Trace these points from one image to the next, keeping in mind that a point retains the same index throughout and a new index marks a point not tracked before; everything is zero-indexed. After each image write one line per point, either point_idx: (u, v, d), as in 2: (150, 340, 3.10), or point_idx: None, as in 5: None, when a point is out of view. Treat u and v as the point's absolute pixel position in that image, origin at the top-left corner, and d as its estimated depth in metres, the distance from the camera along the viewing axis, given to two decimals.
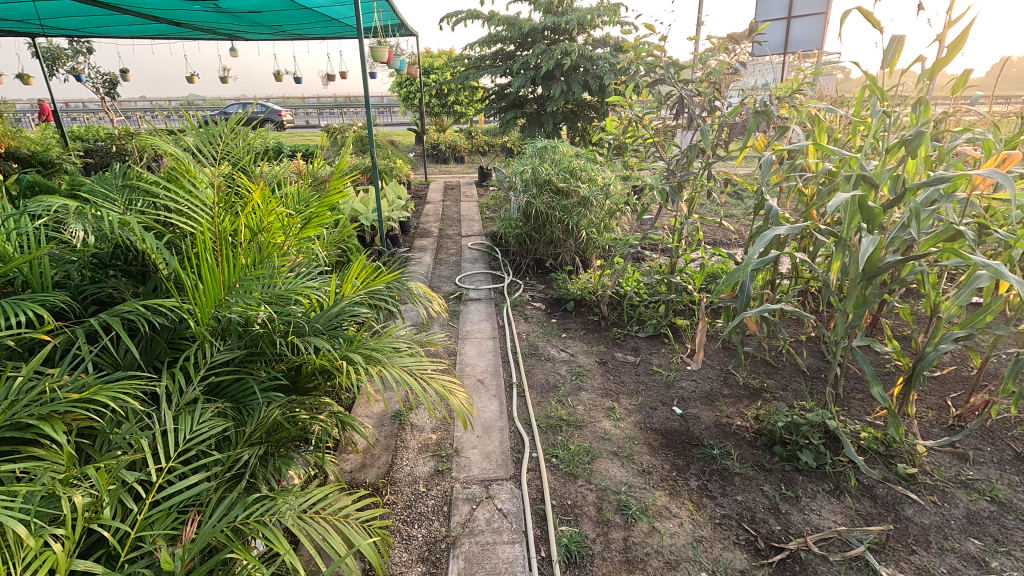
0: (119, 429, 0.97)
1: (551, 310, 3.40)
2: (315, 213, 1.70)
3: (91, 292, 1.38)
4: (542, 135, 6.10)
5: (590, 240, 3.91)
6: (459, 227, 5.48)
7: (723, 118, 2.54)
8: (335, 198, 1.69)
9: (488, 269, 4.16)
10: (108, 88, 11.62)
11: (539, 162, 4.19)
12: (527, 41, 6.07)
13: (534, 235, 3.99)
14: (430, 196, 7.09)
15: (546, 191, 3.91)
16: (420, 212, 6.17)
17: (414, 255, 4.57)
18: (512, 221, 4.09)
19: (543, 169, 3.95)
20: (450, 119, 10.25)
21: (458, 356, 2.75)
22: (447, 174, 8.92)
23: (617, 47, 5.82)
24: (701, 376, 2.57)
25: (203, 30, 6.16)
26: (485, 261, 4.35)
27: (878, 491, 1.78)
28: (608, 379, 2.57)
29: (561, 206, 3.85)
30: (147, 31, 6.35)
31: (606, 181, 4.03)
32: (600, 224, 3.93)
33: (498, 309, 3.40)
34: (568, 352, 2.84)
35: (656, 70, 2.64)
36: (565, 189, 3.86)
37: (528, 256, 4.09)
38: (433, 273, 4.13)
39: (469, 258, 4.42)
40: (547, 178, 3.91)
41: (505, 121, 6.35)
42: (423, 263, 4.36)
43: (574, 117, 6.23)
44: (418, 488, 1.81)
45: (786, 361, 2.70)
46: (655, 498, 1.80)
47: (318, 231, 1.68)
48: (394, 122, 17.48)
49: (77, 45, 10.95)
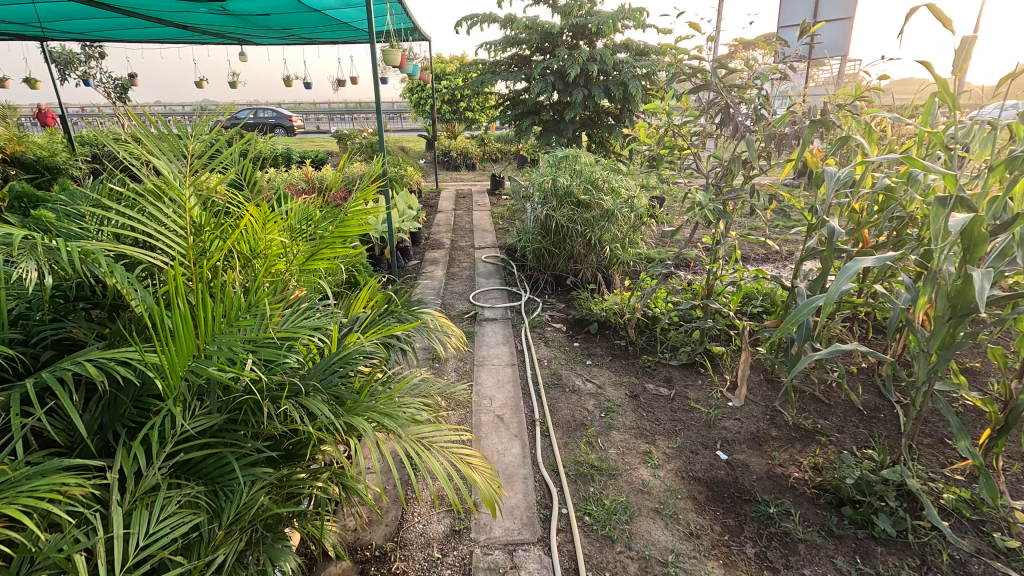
0: (46, 542, 0.74)
1: (573, 332, 3.16)
2: (320, 242, 1.49)
3: (49, 334, 1.15)
4: (560, 143, 5.88)
5: (614, 256, 3.67)
6: (472, 239, 5.26)
7: (771, 128, 2.29)
8: (345, 229, 1.48)
9: (503, 285, 3.92)
10: (120, 93, 11.68)
11: (559, 172, 3.96)
12: (545, 46, 5.87)
13: (554, 249, 3.75)
14: (441, 205, 6.90)
15: (567, 204, 3.68)
16: (431, 221, 5.96)
17: (425, 269, 4.35)
18: (530, 234, 3.86)
19: (563, 180, 3.72)
20: (461, 126, 10.10)
21: (474, 387, 2.50)
22: (458, 181, 8.75)
23: (639, 53, 5.60)
24: (745, 415, 2.30)
25: (211, 33, 6.01)
26: (500, 275, 4.11)
27: (974, 569, 1.52)
28: (641, 417, 2.32)
29: (583, 219, 3.61)
30: (157, 35, 6.24)
31: (631, 194, 3.79)
32: (625, 239, 3.69)
33: (516, 331, 3.15)
34: (595, 384, 2.59)
35: (695, 74, 2.40)
36: (587, 201, 3.63)
37: (547, 272, 3.84)
38: (445, 289, 3.90)
39: (484, 273, 4.20)
40: (568, 190, 3.68)
41: (520, 128, 6.15)
42: (435, 277, 4.14)
43: (593, 124, 6.01)
44: (432, 553, 1.57)
45: (839, 397, 2.43)
46: (708, 571, 1.54)
47: (322, 263, 1.47)
48: (404, 129, 17.44)
49: (89, 49, 11.05)
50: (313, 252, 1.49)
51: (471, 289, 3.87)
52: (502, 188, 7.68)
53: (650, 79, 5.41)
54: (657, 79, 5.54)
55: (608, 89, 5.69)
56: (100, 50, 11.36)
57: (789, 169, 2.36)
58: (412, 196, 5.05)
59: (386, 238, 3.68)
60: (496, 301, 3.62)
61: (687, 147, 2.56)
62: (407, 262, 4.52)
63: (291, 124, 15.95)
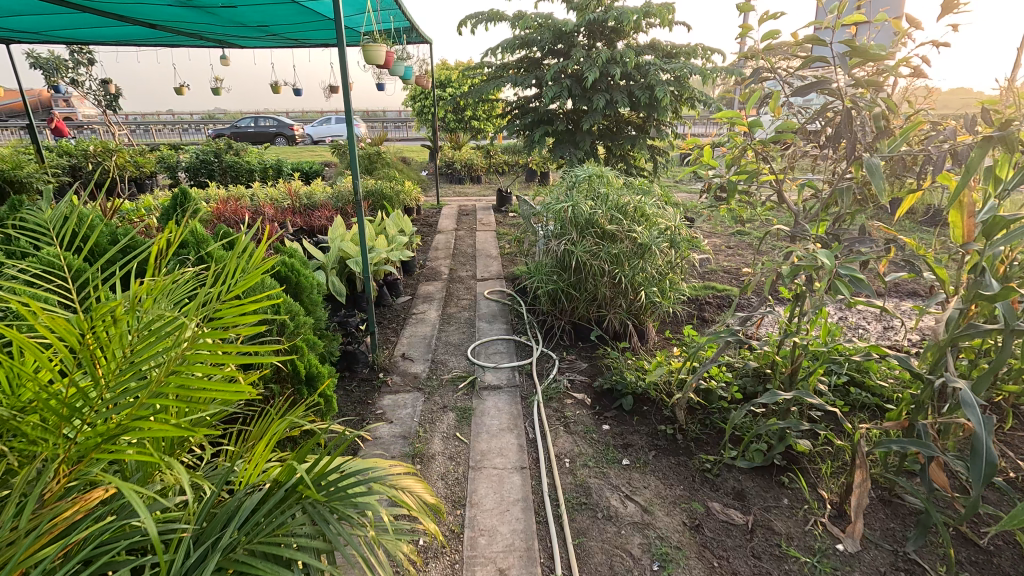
0: None
1: (600, 409, 2.43)
2: (141, 394, 0.76)
3: None
4: (575, 156, 5.18)
5: (649, 301, 2.94)
6: (474, 267, 4.55)
7: (903, 149, 1.57)
8: (188, 373, 0.76)
9: (510, 333, 3.19)
10: (110, 100, 11.24)
11: (578, 194, 3.24)
12: (558, 46, 5.18)
13: (572, 291, 3.03)
14: (441, 224, 6.22)
15: (589, 235, 2.97)
16: (428, 245, 5.28)
17: (416, 309, 3.65)
18: (543, 272, 3.13)
19: (585, 206, 2.99)
20: (466, 136, 9.47)
21: (469, 512, 1.77)
22: (461, 196, 8.08)
23: (666, 54, 4.91)
24: (869, 572, 1.54)
25: (184, 34, 5.39)
26: (507, 319, 3.39)
27: None
28: (712, 571, 1.57)
29: (610, 254, 2.90)
30: (124, 35, 5.62)
31: (669, 223, 3.06)
32: (664, 280, 2.95)
33: (526, 407, 2.42)
34: (638, 502, 1.84)
35: (789, 70, 1.67)
36: (613, 233, 2.92)
37: (564, 318, 3.11)
38: (438, 337, 3.18)
39: (487, 314, 3.48)
40: (591, 219, 2.97)
41: (530, 140, 5.46)
42: (427, 320, 3.42)
43: (612, 135, 5.30)
44: None
45: (999, 536, 1.67)
46: None
47: (142, 443, 0.75)
48: (409, 140, 16.93)
49: (78, 56, 10.65)
50: (131, 411, 0.78)
51: (471, 338, 3.15)
52: (508, 205, 7.02)
53: (680, 84, 4.70)
54: (687, 84, 4.82)
55: (630, 95, 4.98)
56: (89, 56, 10.92)
57: (906, 207, 1.65)
58: (404, 219, 4.36)
59: (363, 280, 2.92)
60: (500, 359, 2.88)
61: (768, 172, 1.82)
62: (395, 299, 3.81)
63: (291, 132, 15.46)
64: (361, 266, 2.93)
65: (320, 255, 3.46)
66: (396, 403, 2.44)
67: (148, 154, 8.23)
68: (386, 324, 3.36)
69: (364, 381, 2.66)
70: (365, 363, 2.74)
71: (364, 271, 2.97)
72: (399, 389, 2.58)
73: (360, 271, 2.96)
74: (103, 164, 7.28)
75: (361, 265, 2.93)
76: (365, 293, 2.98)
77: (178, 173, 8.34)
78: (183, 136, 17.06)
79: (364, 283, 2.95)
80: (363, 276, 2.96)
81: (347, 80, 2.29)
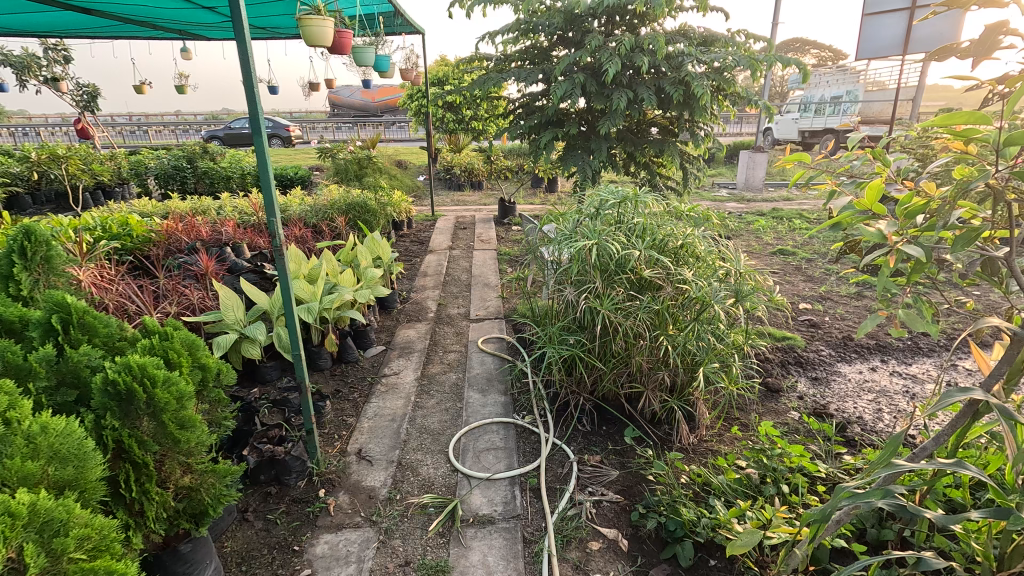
0: None
1: (643, 565, 1.59)
2: None
3: None
4: (590, 163, 4.35)
5: (703, 377, 2.11)
6: (467, 302, 3.72)
7: None
8: None
9: (507, 412, 2.36)
10: (87, 102, 10.65)
11: (601, 221, 2.41)
12: (569, 34, 4.37)
13: (596, 358, 2.19)
14: (434, 241, 5.42)
15: (619, 283, 2.15)
16: (416, 269, 4.47)
17: (388, 366, 2.82)
18: (554, 331, 2.30)
19: (614, 243, 2.15)
20: (467, 137, 8.72)
21: None
22: (461, 205, 7.27)
23: (701, 41, 4.08)
24: None
25: (127, 21, 4.61)
26: (504, 385, 2.56)
27: None
28: None
29: (651, 311, 2.06)
30: (68, 22, 4.91)
31: (731, 266, 2.22)
32: (726, 347, 2.10)
33: (530, 564, 1.58)
34: None
35: None
36: (654, 280, 2.10)
37: (583, 395, 2.27)
38: (412, 416, 2.35)
39: (480, 379, 2.64)
40: (622, 259, 2.14)
41: (536, 144, 4.65)
42: (399, 386, 2.59)
43: (635, 138, 4.48)
44: None
45: None
46: None
47: None
48: (410, 142, 16.23)
49: (53, 53, 10.02)
50: None
51: (456, 420, 2.31)
52: (511, 216, 6.22)
53: (720, 77, 3.86)
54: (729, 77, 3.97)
55: (658, 90, 4.13)
56: (64, 54, 10.23)
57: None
58: (380, 244, 3.53)
59: (295, 356, 1.96)
60: (493, 459, 2.05)
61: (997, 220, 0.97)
62: (363, 352, 2.98)
63: (286, 134, 14.75)
64: (294, 335, 1.95)
65: (262, 298, 2.66)
66: (334, 554, 1.61)
67: (117, 160, 7.51)
68: (346, 394, 2.54)
69: (296, 504, 1.83)
70: (301, 474, 1.92)
71: (300, 345, 1.97)
72: (343, 520, 1.75)
73: (292, 346, 1.97)
74: (59, 170, 6.53)
75: (293, 333, 1.96)
76: (305, 373, 1.99)
77: (148, 180, 7.60)
78: (175, 139, 16.43)
79: (298, 359, 1.98)
80: (297, 351, 1.97)
81: (249, 69, 1.56)
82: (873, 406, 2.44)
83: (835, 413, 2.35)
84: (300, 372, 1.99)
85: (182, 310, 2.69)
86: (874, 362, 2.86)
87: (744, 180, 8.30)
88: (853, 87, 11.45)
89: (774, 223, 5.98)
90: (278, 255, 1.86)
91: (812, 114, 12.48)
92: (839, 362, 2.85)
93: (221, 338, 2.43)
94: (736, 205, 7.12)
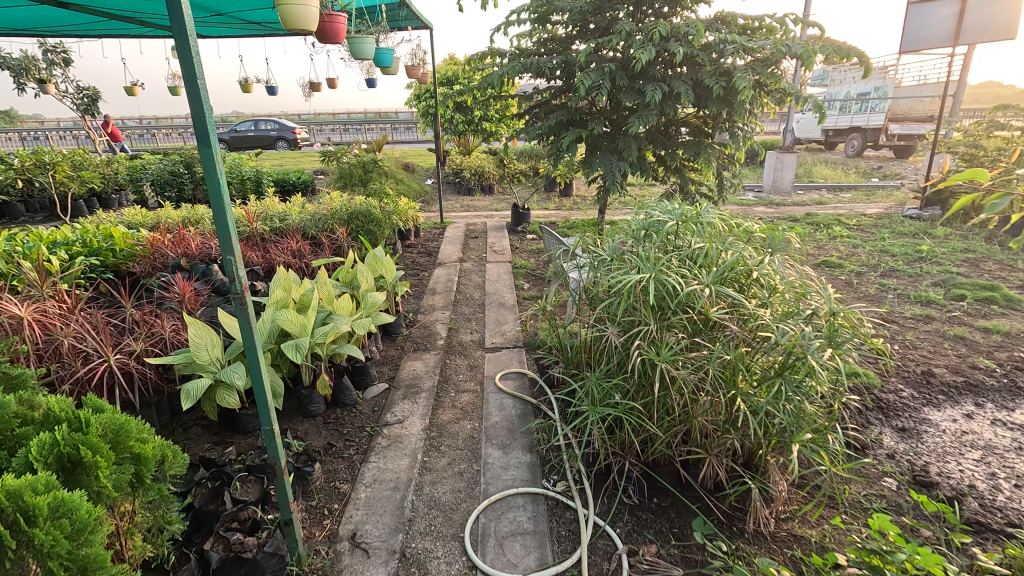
0: None
1: None
2: None
3: None
4: (616, 166, 3.92)
5: (784, 443, 1.67)
6: (481, 326, 3.31)
7: None
8: None
9: (534, 477, 1.93)
10: (88, 105, 10.38)
11: (649, 244, 1.97)
12: (591, 25, 3.94)
13: (647, 417, 1.76)
14: (444, 252, 5.02)
15: (679, 324, 1.71)
16: (424, 285, 4.07)
17: (391, 410, 2.41)
18: (594, 381, 1.87)
19: (672, 275, 1.71)
20: (477, 139, 8.34)
21: None
22: (472, 211, 6.88)
23: (739, 31, 3.66)
24: None
25: (108, 16, 4.24)
26: (529, 439, 2.13)
27: None
28: None
29: (720, 362, 1.63)
30: (49, 18, 4.55)
31: (816, 303, 1.77)
32: (815, 409, 1.66)
33: None
34: None
35: None
36: (724, 322, 1.66)
37: (630, 459, 1.84)
38: (418, 481, 1.94)
39: (499, 429, 2.22)
40: (683, 295, 1.71)
41: (555, 146, 4.23)
42: (403, 440, 2.17)
43: (665, 139, 4.05)
44: None
45: None
46: None
47: None
48: (418, 143, 15.93)
49: (51, 55, 9.75)
50: None
51: (472, 489, 1.89)
52: (526, 224, 5.80)
53: (765, 69, 3.41)
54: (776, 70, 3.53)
55: (694, 84, 3.70)
56: (63, 56, 9.95)
57: None
58: (383, 262, 3.11)
59: (267, 433, 1.41)
60: (521, 548, 1.63)
61: None
62: (363, 392, 2.57)
63: (293, 137, 14.47)
64: (264, 406, 1.40)
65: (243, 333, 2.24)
66: None
67: (113, 166, 7.19)
68: (340, 450, 2.13)
69: None
70: None
71: (273, 417, 1.42)
72: None
73: (263, 420, 1.41)
74: (48, 177, 6.19)
75: (262, 403, 1.40)
76: (280, 452, 1.45)
77: (145, 186, 7.27)
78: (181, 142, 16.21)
79: (271, 436, 1.43)
80: (270, 426, 1.42)
81: (189, 51, 1.11)
82: (983, 470, 1.98)
83: (940, 479, 1.90)
84: (274, 450, 1.45)
85: (152, 345, 2.29)
86: (968, 406, 2.40)
87: (771, 182, 7.82)
88: (881, 85, 10.70)
89: (812, 231, 5.51)
90: (238, 307, 1.29)
91: (836, 111, 11.90)
92: (926, 408, 2.38)
93: (191, 386, 2.03)
94: (766, 209, 6.67)
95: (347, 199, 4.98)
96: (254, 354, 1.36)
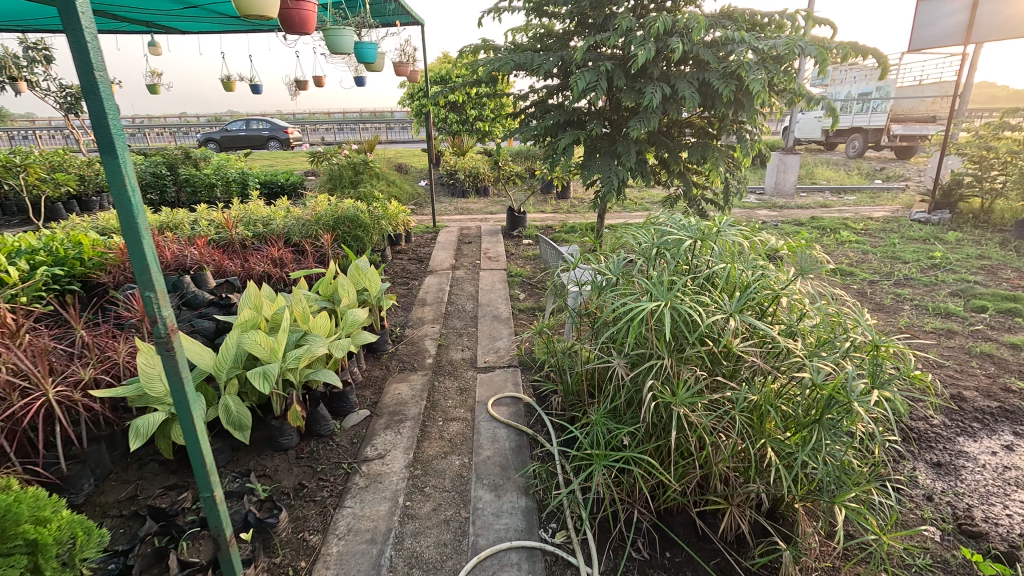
0: None
1: None
2: None
3: None
4: (617, 169, 3.70)
5: (817, 494, 1.45)
6: (474, 342, 3.08)
7: None
8: None
9: (530, 526, 1.70)
10: (71, 103, 10.07)
11: (660, 261, 1.74)
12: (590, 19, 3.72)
13: (661, 462, 1.53)
14: (436, 258, 4.79)
15: (697, 358, 1.48)
16: (414, 296, 3.84)
17: (372, 441, 2.17)
18: (599, 419, 1.64)
19: (688, 301, 1.49)
20: (472, 139, 8.11)
21: None
22: (466, 214, 6.65)
23: (747, 26, 3.44)
24: None
25: None
26: (524, 479, 1.90)
27: None
28: None
29: (745, 404, 1.41)
30: (11, 11, 4.28)
31: (851, 331, 1.55)
32: (851, 456, 1.44)
33: None
34: None
35: None
36: (749, 356, 1.43)
37: (638, 507, 1.61)
38: (398, 531, 1.70)
39: (490, 466, 1.99)
40: (702, 325, 1.48)
41: (552, 148, 4.00)
42: (383, 479, 1.94)
43: (668, 141, 3.83)
44: None
45: None
46: None
47: None
48: (413, 143, 15.67)
49: (32, 52, 9.44)
50: None
51: (460, 542, 1.66)
52: (522, 228, 5.57)
53: (777, 67, 3.20)
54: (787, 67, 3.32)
55: (700, 83, 3.49)
56: (45, 54, 9.65)
57: None
58: (367, 274, 2.88)
59: (207, 499, 1.23)
60: None
61: None
62: (341, 419, 2.34)
63: (285, 137, 14.19)
64: (200, 463, 1.21)
65: (205, 358, 2.01)
66: None
67: (92, 167, 6.90)
68: (312, 491, 1.90)
69: None
70: None
71: (213, 480, 1.24)
72: None
73: (202, 482, 1.23)
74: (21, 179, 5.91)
75: (200, 463, 1.22)
76: (224, 521, 1.27)
77: None
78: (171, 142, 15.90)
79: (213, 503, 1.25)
80: (210, 490, 1.24)
81: (83, 44, 0.94)
82: None
83: (989, 528, 1.68)
84: (217, 520, 1.27)
85: (103, 371, 2.05)
86: (1006, 436, 2.19)
87: (773, 184, 7.63)
88: (883, 85, 10.52)
89: (819, 236, 5.31)
90: (164, 350, 1.11)
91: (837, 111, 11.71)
92: (962, 438, 2.17)
93: (141, 422, 1.79)
94: (769, 213, 6.46)
95: (334, 203, 4.74)
96: (187, 403, 1.18)
